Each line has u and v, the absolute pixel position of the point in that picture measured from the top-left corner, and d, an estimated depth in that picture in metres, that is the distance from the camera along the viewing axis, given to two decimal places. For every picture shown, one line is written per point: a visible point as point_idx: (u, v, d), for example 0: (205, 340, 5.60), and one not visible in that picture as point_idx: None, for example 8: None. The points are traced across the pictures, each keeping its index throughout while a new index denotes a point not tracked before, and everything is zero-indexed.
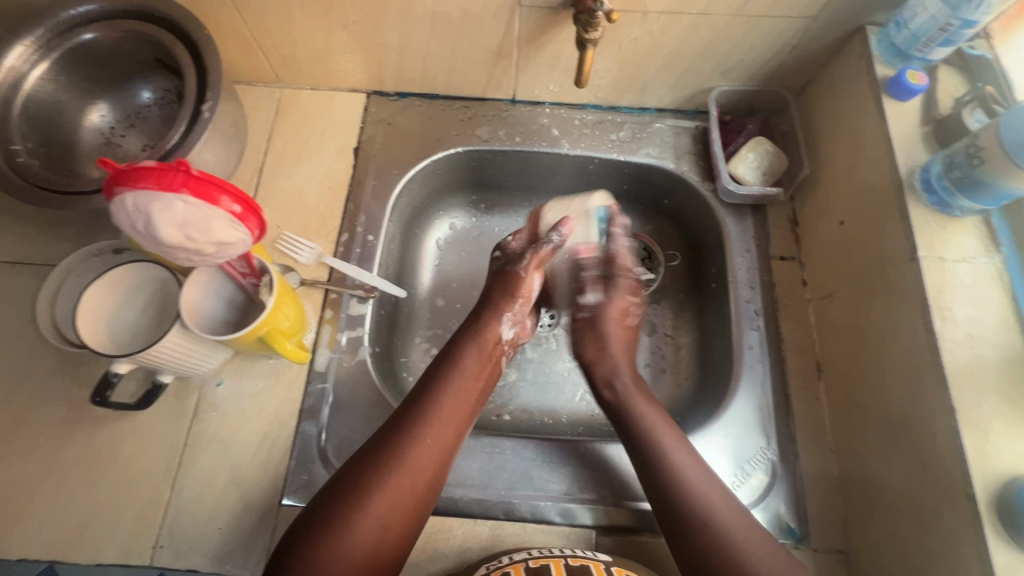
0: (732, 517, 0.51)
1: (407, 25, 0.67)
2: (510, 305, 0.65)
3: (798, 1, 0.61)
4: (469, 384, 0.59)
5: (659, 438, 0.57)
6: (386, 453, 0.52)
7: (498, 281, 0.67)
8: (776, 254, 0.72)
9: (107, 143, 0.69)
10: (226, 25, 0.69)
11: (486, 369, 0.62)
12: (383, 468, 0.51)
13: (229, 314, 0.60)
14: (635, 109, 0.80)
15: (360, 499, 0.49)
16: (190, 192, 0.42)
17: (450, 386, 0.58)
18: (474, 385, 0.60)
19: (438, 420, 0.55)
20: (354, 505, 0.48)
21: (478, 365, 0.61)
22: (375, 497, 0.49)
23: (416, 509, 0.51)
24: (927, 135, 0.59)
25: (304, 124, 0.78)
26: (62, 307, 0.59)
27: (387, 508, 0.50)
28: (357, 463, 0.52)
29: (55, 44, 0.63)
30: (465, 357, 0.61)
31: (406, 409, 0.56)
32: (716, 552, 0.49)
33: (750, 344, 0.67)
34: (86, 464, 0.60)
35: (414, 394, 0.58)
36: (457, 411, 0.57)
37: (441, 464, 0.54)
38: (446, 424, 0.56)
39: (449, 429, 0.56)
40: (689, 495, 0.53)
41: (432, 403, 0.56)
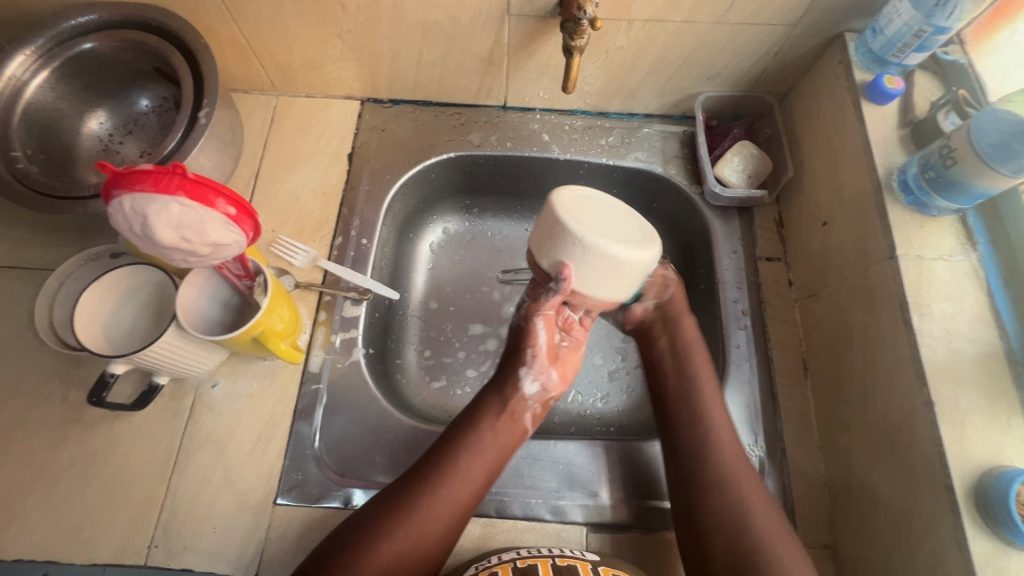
0: (766, 515, 0.54)
1: (399, 34, 0.69)
2: (525, 360, 0.63)
3: (777, 10, 0.63)
4: (487, 448, 0.58)
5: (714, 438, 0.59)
6: (394, 513, 0.52)
7: (514, 334, 0.65)
8: (762, 255, 0.74)
9: (105, 149, 0.71)
10: (222, 34, 0.70)
11: (510, 431, 0.61)
12: (389, 528, 0.51)
13: (224, 316, 0.61)
14: (624, 115, 0.82)
15: (366, 547, 0.50)
16: (186, 194, 0.44)
17: (471, 445, 0.58)
18: (493, 446, 0.59)
19: (455, 478, 0.55)
20: (360, 554, 0.49)
21: (498, 427, 0.60)
22: (380, 556, 0.50)
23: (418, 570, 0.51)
24: (904, 137, 0.61)
25: (299, 130, 0.80)
26: (59, 310, 0.60)
27: (392, 568, 0.50)
28: (365, 515, 0.53)
29: (55, 53, 0.64)
30: (485, 415, 0.60)
31: (422, 467, 0.56)
32: (727, 517, 0.54)
33: (737, 343, 0.69)
34: (81, 464, 0.61)
35: (428, 454, 0.57)
36: (473, 477, 0.56)
37: (446, 528, 0.53)
38: (462, 488, 0.55)
39: (460, 493, 0.55)
40: (727, 484, 0.55)
41: (450, 465, 0.56)
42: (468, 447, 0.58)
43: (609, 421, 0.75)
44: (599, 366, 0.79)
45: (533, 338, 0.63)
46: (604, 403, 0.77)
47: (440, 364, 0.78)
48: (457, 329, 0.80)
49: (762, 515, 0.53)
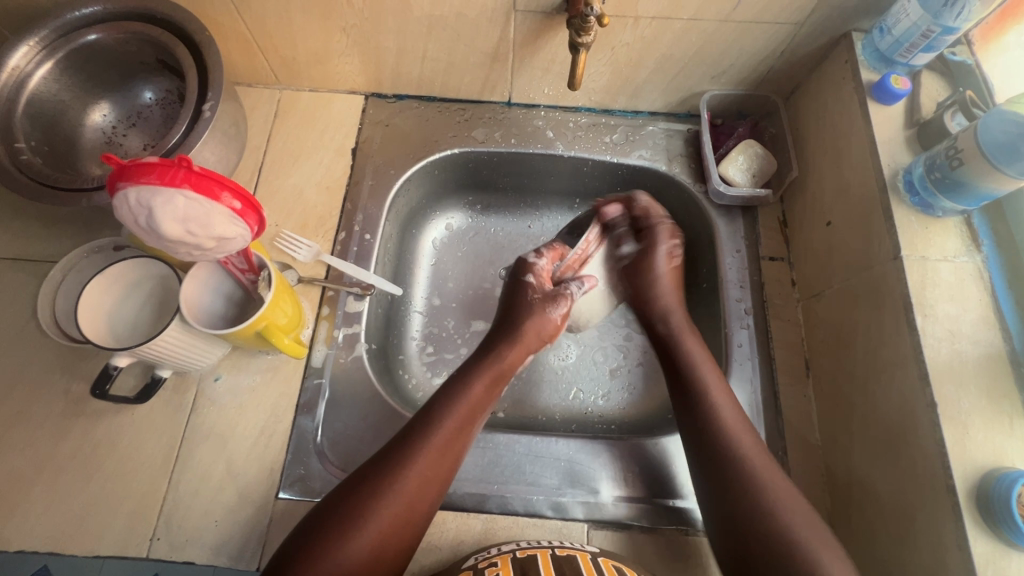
0: (767, 467, 0.53)
1: (404, 29, 0.69)
2: (524, 336, 0.67)
3: (784, 9, 0.63)
4: (479, 408, 0.60)
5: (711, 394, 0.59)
6: (391, 469, 0.52)
7: (528, 308, 0.70)
8: (765, 255, 0.74)
9: (108, 141, 0.71)
10: (226, 27, 0.70)
11: (494, 394, 0.62)
12: (389, 484, 0.51)
13: (227, 310, 0.61)
14: (628, 112, 0.82)
15: (361, 508, 0.49)
16: (191, 186, 0.44)
17: (459, 406, 0.59)
18: (483, 406, 0.61)
19: (445, 437, 0.56)
20: (354, 516, 0.49)
21: (490, 388, 0.62)
22: (374, 518, 0.49)
23: (416, 524, 0.52)
24: (910, 138, 0.61)
25: (302, 124, 0.80)
26: (62, 302, 0.60)
27: (385, 530, 0.49)
28: (356, 480, 0.52)
29: (59, 44, 0.64)
30: (477, 376, 0.62)
31: (414, 425, 0.56)
32: (735, 469, 0.53)
33: (740, 343, 0.69)
34: (82, 457, 0.61)
35: (421, 413, 0.58)
36: (462, 437, 0.57)
37: (441, 482, 0.54)
38: (451, 450, 0.56)
39: (456, 448, 0.56)
40: (737, 466, 0.53)
41: (439, 423, 0.56)
42: (454, 405, 0.59)
43: (610, 420, 0.76)
44: (601, 364, 0.79)
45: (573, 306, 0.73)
46: (605, 401, 0.77)
47: (442, 360, 0.78)
48: (459, 325, 0.80)
49: (768, 468, 0.53)
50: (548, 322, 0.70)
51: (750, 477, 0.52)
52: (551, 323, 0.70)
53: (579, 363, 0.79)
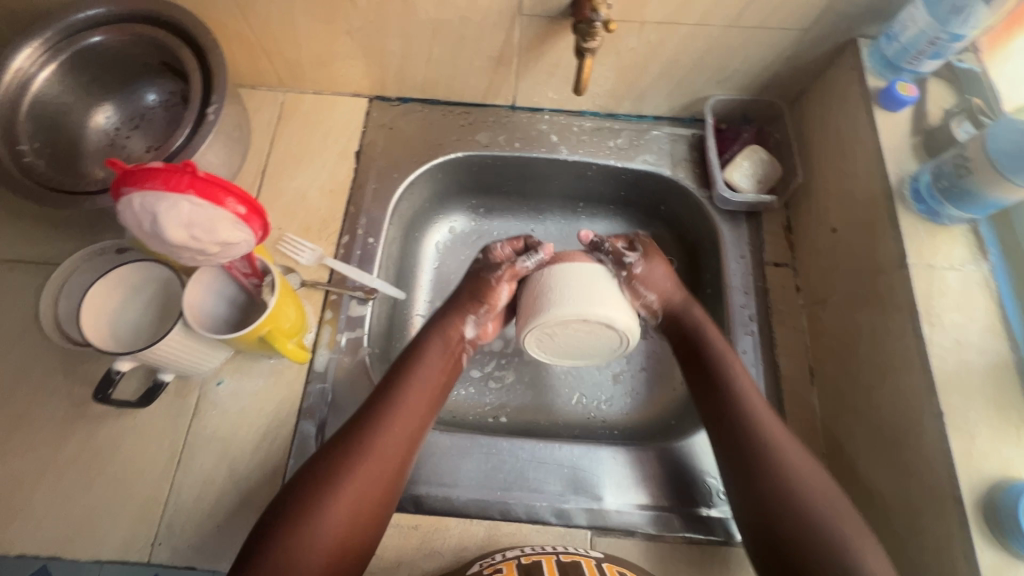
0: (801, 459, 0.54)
1: (409, 32, 0.68)
2: (473, 308, 0.67)
3: (790, 15, 0.63)
4: (434, 380, 0.61)
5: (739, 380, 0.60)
6: (354, 441, 0.53)
7: (466, 286, 0.68)
8: (770, 261, 0.74)
9: (111, 143, 0.70)
10: (231, 30, 0.70)
11: (447, 363, 0.63)
12: (348, 462, 0.52)
13: (230, 314, 0.61)
14: (633, 116, 0.81)
15: (329, 480, 0.50)
16: (196, 192, 0.43)
17: (415, 377, 0.60)
18: (436, 379, 0.61)
19: (403, 406, 0.57)
20: (325, 490, 0.50)
21: (440, 360, 0.62)
22: (343, 489, 0.50)
23: (384, 496, 0.52)
24: (917, 145, 0.60)
25: (306, 127, 0.79)
26: (64, 305, 0.60)
27: (355, 500, 0.50)
28: (321, 456, 0.53)
29: (63, 46, 0.64)
30: (429, 350, 0.62)
31: (369, 404, 0.57)
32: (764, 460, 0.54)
33: (744, 349, 0.68)
34: (84, 460, 0.60)
35: (379, 387, 0.59)
36: (420, 405, 0.58)
37: (400, 455, 0.54)
38: (410, 417, 0.57)
39: (411, 420, 0.56)
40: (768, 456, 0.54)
41: (396, 394, 0.57)
42: (407, 374, 0.60)
43: (613, 425, 0.75)
44: (605, 368, 0.79)
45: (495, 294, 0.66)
46: (608, 405, 0.77)
47: None
48: None
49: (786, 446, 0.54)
50: (493, 290, 0.67)
51: (777, 467, 0.53)
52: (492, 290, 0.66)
53: (582, 368, 0.79)
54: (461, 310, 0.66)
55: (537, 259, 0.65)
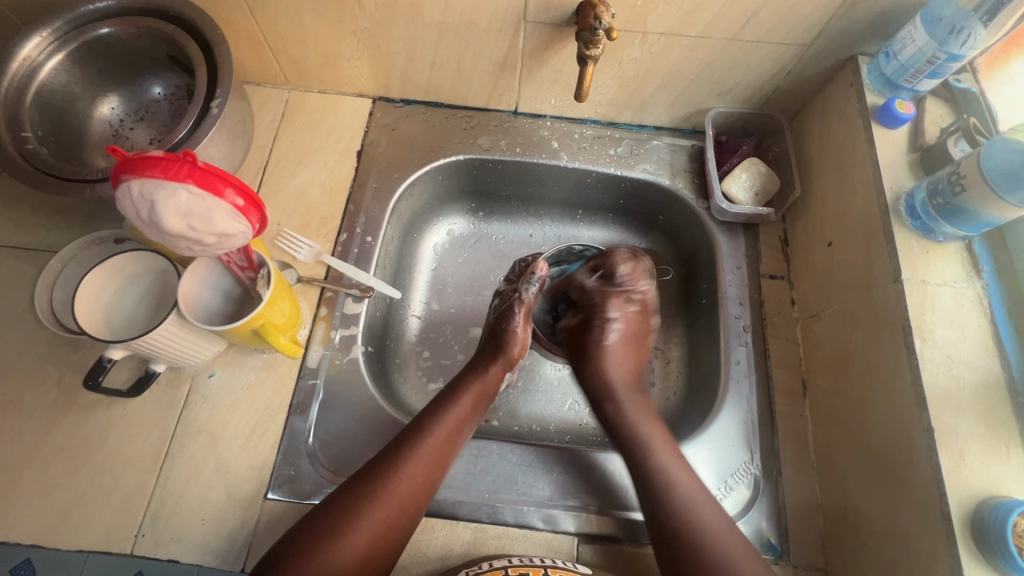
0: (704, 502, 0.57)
1: (414, 34, 0.69)
2: (509, 355, 0.67)
3: (791, 30, 0.63)
4: (466, 422, 0.61)
5: (650, 445, 0.61)
6: (379, 477, 0.54)
7: (493, 338, 0.68)
8: (765, 273, 0.74)
9: (115, 134, 0.72)
10: (238, 26, 0.71)
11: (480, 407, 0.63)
12: (372, 495, 0.52)
13: (225, 307, 0.61)
14: (633, 126, 0.82)
15: (349, 517, 0.51)
16: (195, 182, 0.44)
17: (447, 418, 0.59)
18: (469, 422, 0.61)
19: (432, 448, 0.57)
20: (344, 524, 0.50)
21: (476, 404, 0.63)
22: (362, 528, 0.51)
23: (399, 533, 0.53)
24: (913, 162, 0.61)
25: (309, 125, 0.80)
26: (59, 293, 0.64)
27: (373, 539, 0.51)
28: (345, 489, 0.53)
29: (71, 36, 0.65)
30: (467, 391, 0.63)
31: (402, 436, 0.57)
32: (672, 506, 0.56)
33: (738, 360, 0.69)
34: (71, 448, 0.60)
35: (413, 422, 0.59)
36: (449, 449, 0.58)
37: (422, 494, 0.55)
38: (438, 462, 0.57)
39: (439, 462, 0.57)
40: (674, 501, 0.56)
41: (429, 433, 0.57)
42: (439, 413, 0.60)
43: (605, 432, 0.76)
44: None
45: (519, 344, 0.67)
46: None
47: (438, 366, 0.77)
48: (457, 332, 0.80)
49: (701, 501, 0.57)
50: (513, 332, 0.68)
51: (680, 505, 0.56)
52: (517, 343, 0.67)
53: None
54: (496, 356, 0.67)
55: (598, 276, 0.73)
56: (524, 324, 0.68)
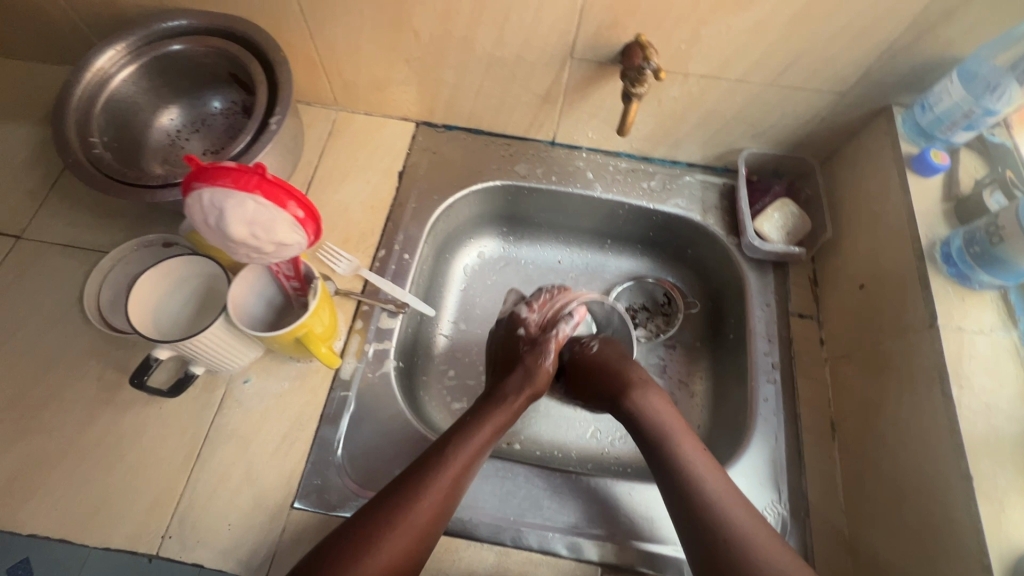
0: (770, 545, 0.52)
1: (464, 65, 0.72)
2: (533, 383, 0.66)
3: (828, 78, 0.66)
4: (487, 444, 0.60)
5: (695, 473, 0.57)
6: (402, 498, 0.54)
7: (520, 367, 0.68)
8: (795, 311, 0.75)
9: (172, 143, 0.75)
10: (298, 49, 0.74)
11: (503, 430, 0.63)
12: (395, 516, 0.52)
13: (267, 314, 0.63)
14: (667, 161, 0.85)
15: (371, 536, 0.51)
16: (262, 193, 0.46)
17: (469, 439, 0.59)
18: (490, 443, 0.61)
19: (453, 469, 0.56)
20: (366, 544, 0.50)
21: (500, 429, 0.62)
22: (384, 548, 0.51)
23: (415, 564, 0.52)
24: (948, 211, 0.62)
25: (355, 145, 0.83)
26: (105, 291, 0.68)
27: (394, 560, 0.51)
28: (369, 508, 0.53)
29: (144, 51, 0.69)
30: (490, 421, 0.62)
31: (423, 464, 0.57)
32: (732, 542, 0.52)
33: (766, 397, 0.69)
34: (105, 445, 0.61)
35: (436, 443, 0.59)
36: (469, 471, 0.58)
37: (443, 517, 0.55)
38: (459, 482, 0.57)
39: (456, 492, 0.57)
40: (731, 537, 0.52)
41: (451, 453, 0.57)
42: (459, 435, 0.59)
43: (626, 462, 0.76)
44: None
45: (545, 377, 0.67)
46: (622, 442, 0.78)
47: (463, 386, 0.78)
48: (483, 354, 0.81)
49: (733, 502, 0.55)
50: (540, 360, 0.68)
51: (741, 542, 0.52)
52: (543, 376, 0.67)
53: None
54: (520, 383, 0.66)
55: (574, 318, 0.72)
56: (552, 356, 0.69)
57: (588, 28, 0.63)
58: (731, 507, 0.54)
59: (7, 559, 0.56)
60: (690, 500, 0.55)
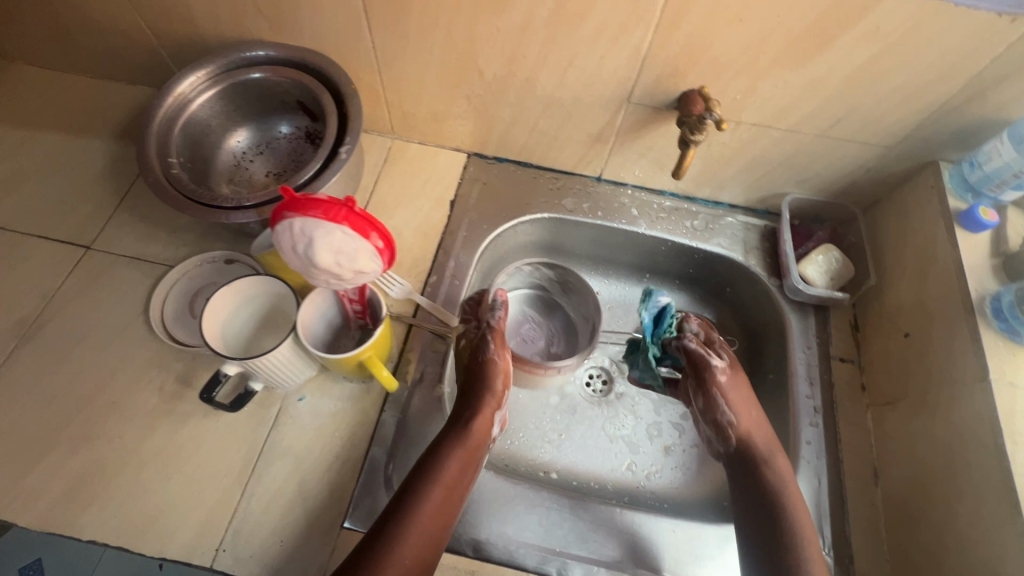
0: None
1: (523, 103, 0.76)
2: (490, 390, 0.66)
3: (877, 132, 0.68)
4: (467, 467, 0.60)
5: (786, 505, 0.60)
6: (393, 533, 0.53)
7: (472, 374, 0.67)
8: (836, 355, 0.76)
9: (237, 165, 0.79)
10: (364, 81, 0.78)
11: (479, 452, 0.62)
12: (389, 551, 0.51)
13: (327, 335, 0.65)
14: (710, 202, 0.87)
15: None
16: (350, 225, 0.48)
17: (449, 464, 0.59)
18: (470, 465, 0.60)
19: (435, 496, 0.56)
20: None
21: (475, 451, 0.61)
22: None
23: None
24: (997, 267, 0.64)
25: (408, 172, 0.86)
26: (168, 306, 0.71)
27: None
28: (362, 549, 0.52)
29: (221, 78, 0.73)
30: (456, 451, 0.60)
31: (394, 509, 0.55)
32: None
33: (808, 440, 0.69)
34: (164, 455, 0.63)
35: (413, 474, 0.58)
36: (453, 496, 0.57)
37: (437, 545, 0.54)
38: (444, 509, 0.56)
39: (438, 533, 0.55)
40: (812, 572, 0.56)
41: (431, 481, 0.57)
42: (437, 462, 0.59)
43: (663, 497, 0.77)
44: (656, 440, 0.81)
45: (501, 373, 0.67)
46: (658, 476, 0.79)
47: None
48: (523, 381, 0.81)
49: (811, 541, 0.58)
50: (488, 361, 0.68)
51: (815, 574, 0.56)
52: (497, 373, 0.67)
53: (635, 437, 0.81)
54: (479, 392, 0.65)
55: (499, 304, 0.72)
56: (496, 346, 0.69)
57: (649, 75, 0.66)
58: (807, 546, 0.58)
59: (52, 562, 0.57)
60: (783, 534, 0.59)
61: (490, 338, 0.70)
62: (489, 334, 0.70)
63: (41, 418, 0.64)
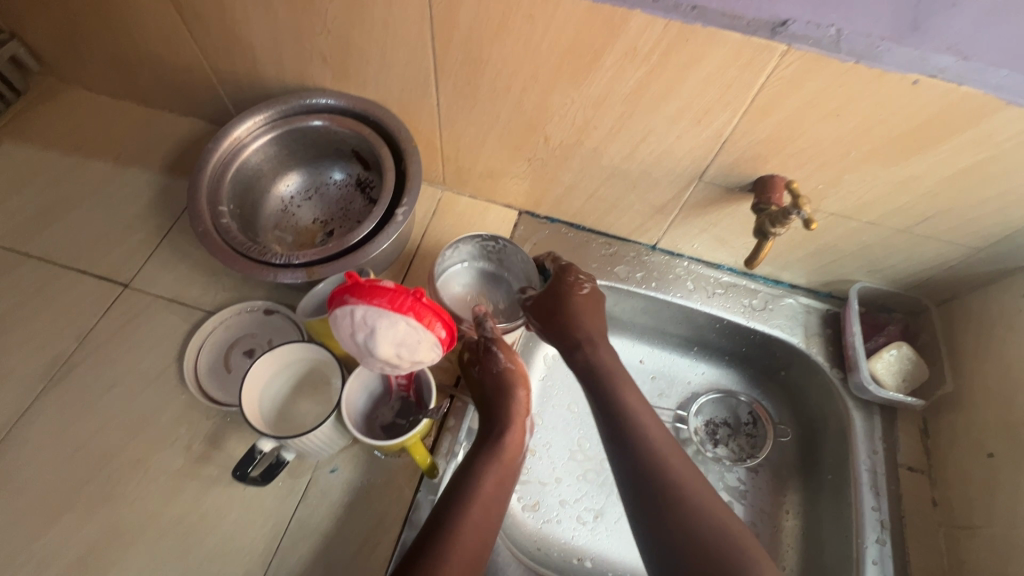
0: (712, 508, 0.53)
1: (585, 170, 0.73)
2: (515, 395, 0.60)
3: (965, 233, 0.64)
4: (504, 482, 0.55)
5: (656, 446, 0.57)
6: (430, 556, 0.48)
7: (488, 385, 0.61)
8: (904, 463, 0.70)
9: (284, 210, 0.77)
10: (422, 135, 0.76)
11: (515, 460, 0.58)
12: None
13: (367, 407, 0.62)
14: (769, 280, 0.82)
15: None
16: (415, 316, 0.45)
17: (486, 478, 0.54)
18: (509, 476, 0.56)
19: (473, 509, 0.51)
20: None
21: (512, 462, 0.57)
22: None
23: None
24: None
25: (457, 227, 0.83)
26: (204, 356, 0.68)
27: None
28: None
29: (278, 124, 0.71)
30: (492, 467, 0.55)
31: (432, 531, 0.50)
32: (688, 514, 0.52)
33: (874, 559, 0.64)
34: (186, 523, 0.59)
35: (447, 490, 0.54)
36: (491, 512, 0.52)
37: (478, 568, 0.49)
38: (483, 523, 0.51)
39: (479, 559, 0.49)
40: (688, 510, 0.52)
41: (465, 497, 0.52)
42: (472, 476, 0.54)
43: None
44: None
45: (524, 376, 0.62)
46: None
47: None
48: None
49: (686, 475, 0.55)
50: (501, 368, 0.62)
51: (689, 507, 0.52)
52: (519, 377, 0.62)
53: None
54: (506, 392, 0.60)
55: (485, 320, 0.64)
56: (502, 354, 0.62)
57: (726, 157, 0.63)
58: (682, 478, 0.55)
59: None
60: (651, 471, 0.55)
61: (496, 350, 0.62)
62: (489, 344, 0.63)
63: (63, 472, 0.61)
